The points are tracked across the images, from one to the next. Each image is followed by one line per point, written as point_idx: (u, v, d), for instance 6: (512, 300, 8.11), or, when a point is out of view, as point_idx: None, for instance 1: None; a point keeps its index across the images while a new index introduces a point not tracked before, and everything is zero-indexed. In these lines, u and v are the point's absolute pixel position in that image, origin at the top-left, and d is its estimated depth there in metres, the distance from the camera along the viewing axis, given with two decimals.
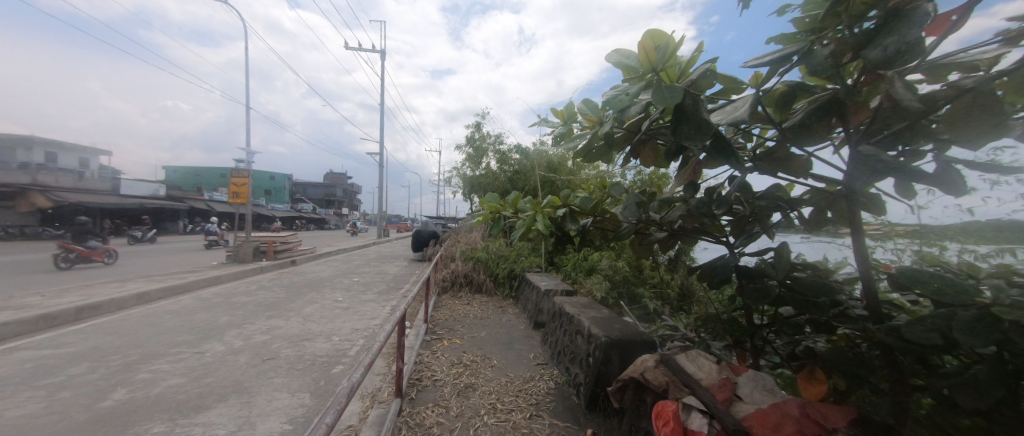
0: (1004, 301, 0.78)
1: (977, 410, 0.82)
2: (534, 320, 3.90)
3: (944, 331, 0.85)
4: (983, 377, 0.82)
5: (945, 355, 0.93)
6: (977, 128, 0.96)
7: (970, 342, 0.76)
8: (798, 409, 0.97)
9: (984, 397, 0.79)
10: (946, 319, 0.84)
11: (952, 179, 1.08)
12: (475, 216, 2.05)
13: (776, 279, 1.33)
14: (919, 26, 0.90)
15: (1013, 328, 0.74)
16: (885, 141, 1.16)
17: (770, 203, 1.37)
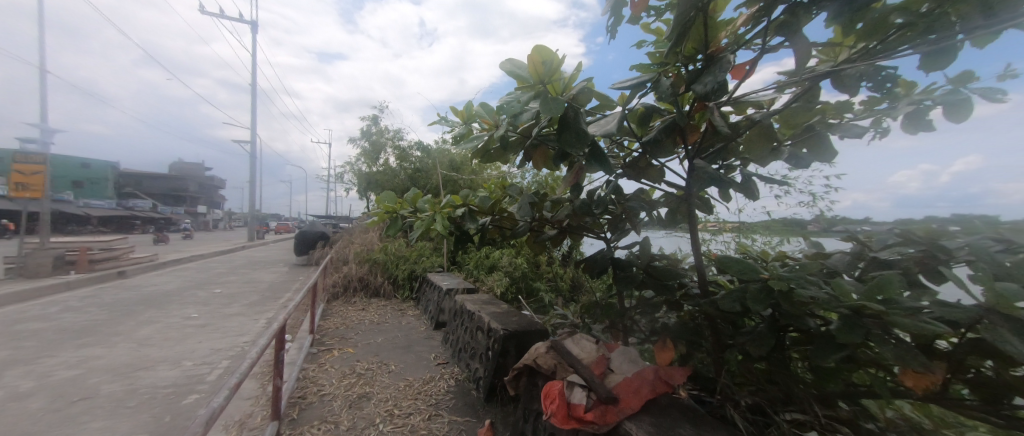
0: (775, 275, 1.08)
1: (762, 356, 1.11)
2: (435, 320, 3.84)
3: (743, 300, 1.13)
4: (765, 332, 1.12)
5: (745, 319, 1.24)
6: (764, 150, 1.29)
7: (755, 307, 1.03)
8: (653, 373, 1.19)
9: (765, 346, 1.08)
10: (744, 291, 1.12)
11: (750, 188, 1.43)
12: (369, 216, 1.93)
13: (640, 267, 1.58)
14: (727, 70, 1.16)
15: (780, 295, 1.02)
16: (711, 156, 1.47)
17: (636, 204, 1.62)
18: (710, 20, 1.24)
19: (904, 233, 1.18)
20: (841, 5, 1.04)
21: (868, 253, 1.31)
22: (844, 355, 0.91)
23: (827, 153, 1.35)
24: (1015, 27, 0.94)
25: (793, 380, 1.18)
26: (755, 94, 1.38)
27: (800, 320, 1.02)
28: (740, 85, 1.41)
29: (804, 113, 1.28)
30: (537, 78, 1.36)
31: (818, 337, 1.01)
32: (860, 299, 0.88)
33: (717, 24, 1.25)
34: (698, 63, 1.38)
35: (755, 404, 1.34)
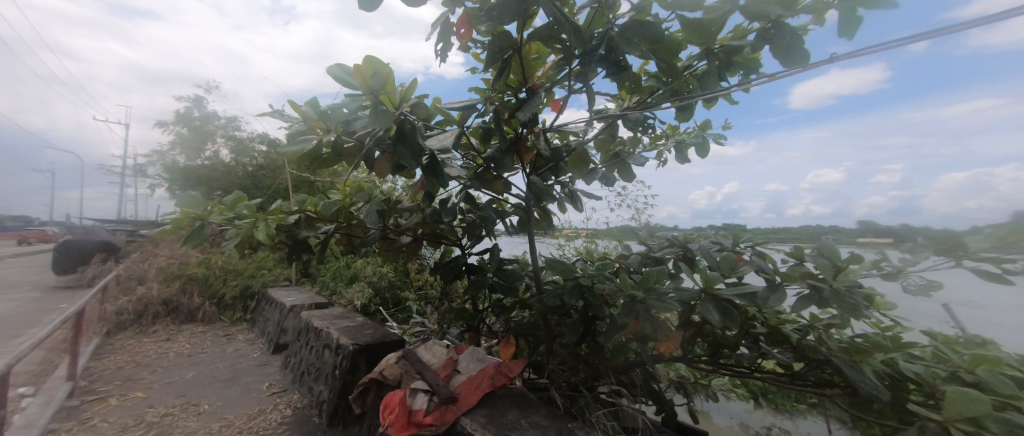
0: (584, 273, 1.33)
1: (575, 340, 1.37)
2: (274, 343, 3.30)
3: (560, 295, 1.37)
4: (576, 322, 1.38)
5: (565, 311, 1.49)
6: (583, 171, 1.57)
7: (568, 300, 1.27)
8: (494, 368, 1.33)
9: (576, 331, 1.34)
10: (561, 288, 1.35)
11: (576, 202, 1.69)
12: (163, 223, 1.56)
13: (489, 271, 1.72)
14: (540, 102, 1.33)
15: (586, 289, 1.29)
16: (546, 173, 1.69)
17: (487, 213, 1.73)
18: (527, 59, 1.43)
19: (671, 240, 1.70)
20: (611, 68, 1.33)
21: (650, 254, 1.74)
22: (622, 332, 1.21)
23: (627, 174, 1.72)
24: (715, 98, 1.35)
25: (599, 358, 1.49)
26: (570, 124, 1.64)
27: (598, 308, 1.30)
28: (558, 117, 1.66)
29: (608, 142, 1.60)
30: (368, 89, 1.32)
31: (609, 320, 1.30)
32: (633, 289, 1.19)
33: (533, 63, 1.45)
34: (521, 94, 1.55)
35: (574, 382, 1.64)
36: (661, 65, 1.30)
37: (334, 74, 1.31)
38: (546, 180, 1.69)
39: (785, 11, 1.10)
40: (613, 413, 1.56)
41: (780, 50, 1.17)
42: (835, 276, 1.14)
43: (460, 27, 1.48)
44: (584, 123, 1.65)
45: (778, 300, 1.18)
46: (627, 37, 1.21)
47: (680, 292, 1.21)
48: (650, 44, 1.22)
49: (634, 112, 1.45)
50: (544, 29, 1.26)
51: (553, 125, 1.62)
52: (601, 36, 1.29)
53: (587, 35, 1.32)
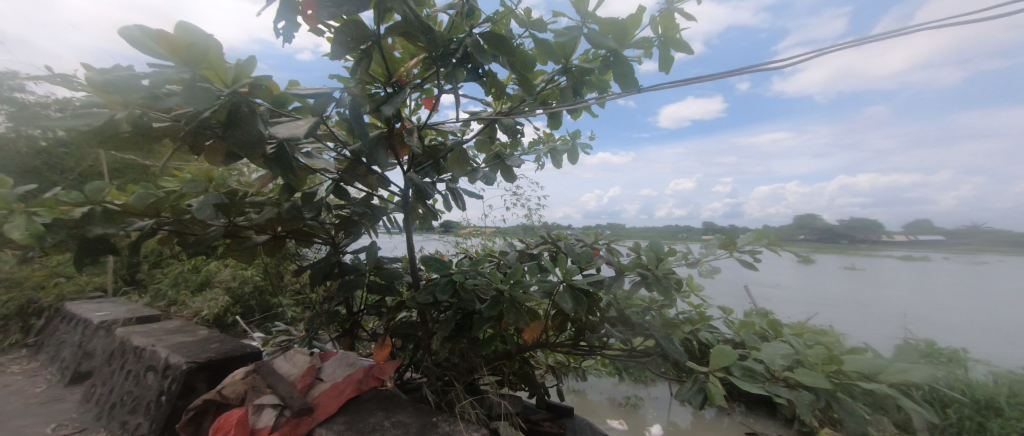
0: (458, 270, 1.40)
1: (447, 335, 1.45)
2: (74, 371, 2.54)
3: (434, 292, 1.43)
4: (450, 318, 1.47)
5: (440, 307, 1.54)
6: (462, 170, 1.60)
7: (442, 297, 1.35)
8: (361, 373, 1.32)
9: (448, 326, 1.43)
10: (436, 285, 1.41)
11: (458, 199, 1.70)
12: None
13: (365, 270, 1.64)
14: (405, 95, 1.30)
15: (459, 285, 1.37)
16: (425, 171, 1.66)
17: (361, 208, 1.62)
18: (386, 54, 1.41)
19: (545, 237, 1.89)
20: (472, 76, 1.38)
21: (526, 251, 1.89)
22: (490, 323, 1.32)
23: (508, 175, 1.83)
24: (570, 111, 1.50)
25: (473, 350, 1.61)
26: (445, 122, 1.64)
27: (470, 302, 1.39)
28: (431, 115, 1.64)
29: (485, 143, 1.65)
30: (186, 60, 1.11)
31: (480, 313, 1.42)
32: (500, 283, 1.32)
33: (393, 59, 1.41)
34: (388, 89, 1.49)
35: (447, 377, 1.72)
36: (518, 78, 1.39)
37: (128, 40, 1.07)
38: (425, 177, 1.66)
39: (618, 45, 1.30)
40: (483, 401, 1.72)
41: (617, 77, 1.36)
42: (657, 265, 1.42)
43: (303, 7, 1.33)
44: (460, 122, 1.66)
45: (612, 287, 1.43)
46: (483, 48, 1.27)
47: (543, 284, 1.37)
48: (506, 56, 1.29)
49: (508, 116, 1.54)
50: (399, 25, 1.23)
51: (428, 122, 1.60)
52: (458, 42, 1.32)
53: (446, 39, 1.34)
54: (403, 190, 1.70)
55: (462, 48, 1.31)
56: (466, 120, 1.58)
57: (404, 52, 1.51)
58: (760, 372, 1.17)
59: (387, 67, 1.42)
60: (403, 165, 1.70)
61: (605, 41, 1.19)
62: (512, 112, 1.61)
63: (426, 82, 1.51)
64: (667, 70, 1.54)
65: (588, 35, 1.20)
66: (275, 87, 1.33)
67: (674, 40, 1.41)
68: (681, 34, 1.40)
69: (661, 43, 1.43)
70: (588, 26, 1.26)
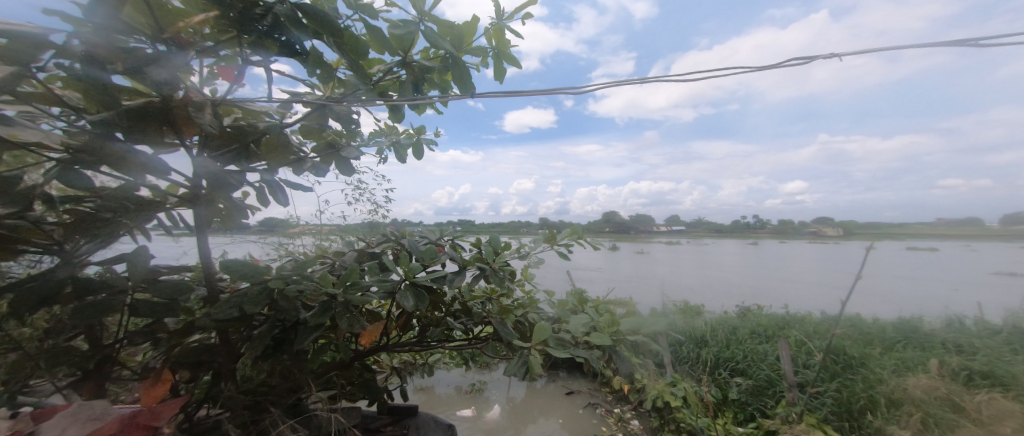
0: (275, 275, 1.19)
1: (257, 355, 1.24)
2: None
3: (239, 305, 1.18)
4: (263, 335, 1.26)
5: (247, 322, 1.29)
6: (281, 158, 1.35)
7: (252, 309, 1.13)
8: (118, 424, 1.00)
9: (257, 346, 1.23)
10: (241, 296, 1.17)
11: (278, 192, 1.43)
12: None
13: (124, 286, 1.19)
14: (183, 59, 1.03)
15: (275, 294, 1.18)
16: (226, 157, 1.32)
17: (115, 202, 1.15)
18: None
19: (386, 235, 1.81)
20: (287, 50, 1.19)
21: (366, 250, 1.75)
22: (315, 333, 1.20)
23: (344, 168, 1.65)
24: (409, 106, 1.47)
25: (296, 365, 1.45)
26: (254, 100, 1.35)
27: (291, 312, 1.22)
28: (234, 87, 1.32)
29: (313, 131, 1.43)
30: None
31: (304, 323, 1.26)
32: (331, 287, 1.20)
33: (165, 8, 1.07)
34: (159, 46, 1.13)
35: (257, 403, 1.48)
36: (349, 63, 1.26)
37: None
38: (227, 166, 1.33)
39: (455, 49, 1.35)
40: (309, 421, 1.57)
41: (456, 79, 1.42)
42: (494, 259, 1.55)
43: None
44: (277, 102, 1.40)
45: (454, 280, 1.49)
46: (300, 22, 1.10)
47: (383, 284, 1.31)
48: (332, 36, 1.15)
49: (338, 104, 1.40)
50: None
51: (229, 97, 1.29)
52: (265, 7, 1.09)
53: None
54: (192, 179, 1.32)
55: (271, 15, 1.09)
56: (284, 100, 1.34)
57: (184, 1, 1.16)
58: (567, 339, 1.42)
59: (154, 17, 1.06)
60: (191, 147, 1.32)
61: (441, 42, 1.22)
62: (344, 98, 1.46)
63: (222, 46, 1.21)
64: (500, 79, 1.68)
65: (425, 32, 1.20)
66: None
67: (506, 54, 1.56)
68: (511, 49, 1.56)
69: (495, 55, 1.55)
70: (425, 23, 1.25)
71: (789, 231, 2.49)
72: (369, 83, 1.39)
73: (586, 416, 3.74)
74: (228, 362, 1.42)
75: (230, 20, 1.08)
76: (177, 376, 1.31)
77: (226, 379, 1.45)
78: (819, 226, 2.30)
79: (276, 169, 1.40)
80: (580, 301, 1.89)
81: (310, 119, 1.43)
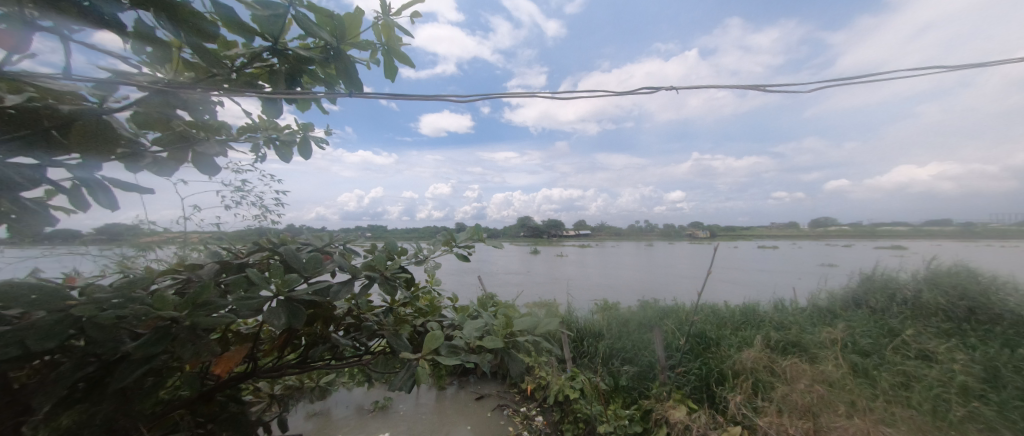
0: (81, 300, 0.94)
1: (50, 403, 0.98)
2: None
3: (22, 341, 0.91)
4: (64, 377, 1.01)
5: (32, 362, 0.99)
6: (101, 151, 1.08)
7: (41, 345, 0.88)
8: None
9: (52, 392, 0.99)
10: (23, 330, 0.90)
11: (103, 194, 1.15)
12: None
13: None
14: None
15: (80, 324, 0.94)
16: (8, 146, 1.00)
17: None
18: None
19: (260, 243, 1.58)
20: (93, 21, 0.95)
21: (231, 262, 1.50)
22: (145, 366, 1.00)
23: (204, 166, 1.42)
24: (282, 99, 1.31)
25: (126, 407, 1.23)
26: (54, 75, 1.04)
27: (108, 343, 0.99)
28: (15, 56, 1.00)
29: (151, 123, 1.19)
30: None
31: (128, 356, 1.04)
32: (170, 309, 1.00)
33: None
34: None
35: None
36: (194, 46, 1.06)
37: None
38: (12, 157, 1.01)
39: (337, 40, 1.26)
40: None
41: (341, 72, 1.31)
42: (386, 266, 1.47)
43: None
44: (94, 82, 1.12)
45: (338, 292, 1.37)
46: None
47: (245, 301, 1.14)
48: (161, 9, 0.95)
49: (188, 90, 1.18)
50: None
51: (10, 70, 0.98)
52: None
53: None
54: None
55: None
56: (102, 79, 1.08)
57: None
58: (460, 346, 1.41)
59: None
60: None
61: (315, 31, 1.12)
62: (197, 84, 1.24)
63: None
64: (393, 77, 1.62)
65: (297, 19, 1.09)
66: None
67: (397, 51, 1.51)
68: (403, 48, 1.51)
69: (386, 51, 1.49)
70: (298, 9, 1.14)
71: (671, 233, 3.32)
72: (226, 70, 1.20)
73: (495, 418, 3.78)
74: (7, 421, 1.06)
75: None
76: None
77: None
78: (691, 228, 3.24)
79: (95, 164, 1.13)
80: (479, 304, 1.91)
81: (148, 107, 1.17)
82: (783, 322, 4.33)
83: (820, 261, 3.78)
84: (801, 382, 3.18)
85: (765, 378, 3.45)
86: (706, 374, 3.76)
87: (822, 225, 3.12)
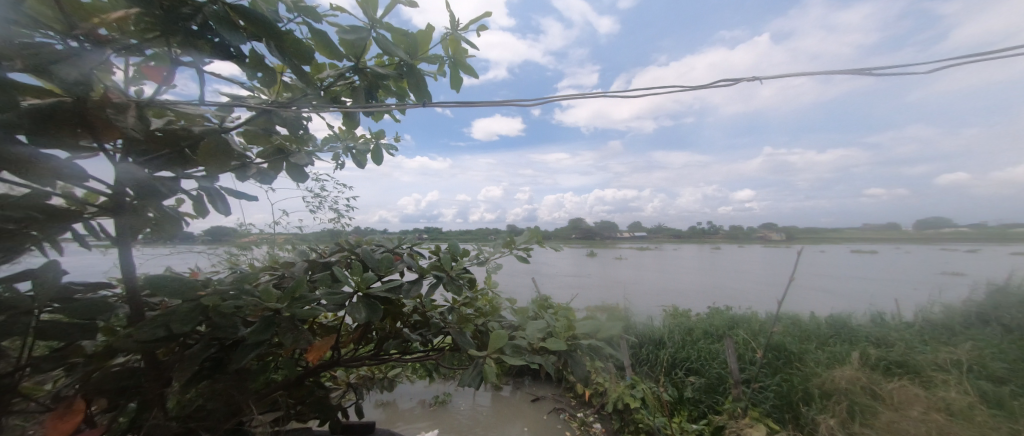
0: (209, 291, 1.11)
1: (185, 377, 1.17)
2: None
3: (167, 323, 1.09)
4: (195, 355, 1.20)
5: (173, 341, 1.19)
6: (221, 165, 1.27)
7: (181, 328, 1.05)
8: None
9: (186, 368, 1.17)
10: (168, 314, 1.08)
11: (221, 202, 1.34)
12: None
13: (30, 306, 1.06)
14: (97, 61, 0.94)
15: (208, 311, 1.11)
16: (157, 162, 1.22)
17: (26, 212, 1.07)
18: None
19: (341, 244, 1.74)
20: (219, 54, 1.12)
21: (317, 260, 1.68)
22: (257, 349, 1.16)
23: (296, 175, 1.59)
24: (364, 112, 1.44)
25: (238, 388, 1.42)
26: (188, 102, 1.25)
27: (229, 329, 1.16)
28: (162, 88, 1.21)
29: (257, 139, 1.37)
30: None
31: (242, 340, 1.20)
32: (275, 302, 1.14)
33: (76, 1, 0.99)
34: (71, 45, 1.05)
35: (186, 430, 1.38)
36: (294, 69, 1.21)
37: None
38: (157, 171, 1.22)
39: (411, 57, 1.34)
40: None
41: (413, 85, 1.40)
42: (452, 267, 1.54)
43: None
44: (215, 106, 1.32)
45: (408, 290, 1.46)
46: (233, 23, 1.04)
47: (332, 296, 1.27)
48: (273, 40, 1.10)
49: (286, 108, 1.34)
50: None
51: (158, 99, 1.19)
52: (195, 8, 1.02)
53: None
54: (114, 187, 1.19)
55: (202, 14, 1.03)
56: (222, 103, 1.27)
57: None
58: (523, 346, 1.43)
59: (60, 10, 0.98)
60: (112, 151, 1.21)
61: (393, 50, 1.20)
62: (293, 103, 1.40)
63: (147, 43, 1.11)
64: (458, 88, 1.69)
65: (378, 40, 1.18)
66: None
67: (463, 63, 1.57)
68: (468, 59, 1.57)
69: (452, 63, 1.56)
70: (378, 30, 1.24)
71: (739, 235, 3.06)
72: (317, 89, 1.34)
73: (551, 421, 3.76)
74: (154, 389, 1.27)
75: (155, 19, 1.01)
76: (90, 407, 1.18)
77: (153, 407, 1.31)
78: (764, 231, 2.97)
79: (215, 176, 1.33)
80: (540, 308, 1.92)
81: (255, 125, 1.35)
82: (885, 338, 3.91)
83: (938, 267, 2.67)
84: (913, 409, 2.60)
85: (863, 401, 2.97)
86: (787, 392, 3.48)
87: (933, 226, 2.63)
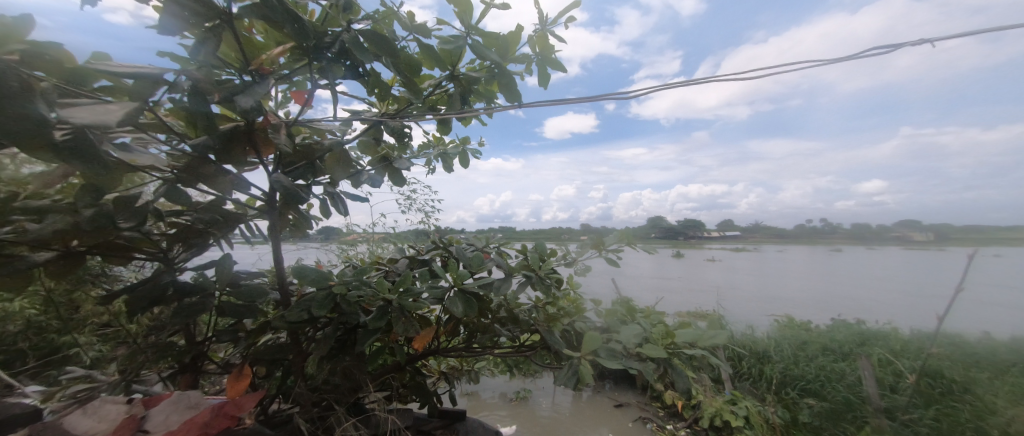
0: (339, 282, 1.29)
1: (320, 355, 1.38)
2: None
3: (308, 308, 1.30)
4: (327, 336, 1.40)
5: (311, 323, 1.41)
6: (343, 172, 1.46)
7: (319, 312, 1.24)
8: (209, 414, 1.12)
9: (321, 347, 1.38)
10: (309, 300, 1.28)
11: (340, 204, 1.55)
12: None
13: (216, 289, 1.36)
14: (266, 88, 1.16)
15: (338, 299, 1.29)
16: (296, 173, 1.45)
17: (212, 216, 1.37)
18: (240, 36, 1.23)
19: (436, 242, 1.87)
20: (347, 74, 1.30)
21: (417, 257, 1.84)
22: (375, 334, 1.31)
23: (397, 179, 1.76)
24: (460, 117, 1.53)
25: (358, 368, 1.64)
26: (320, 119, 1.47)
27: (353, 315, 1.33)
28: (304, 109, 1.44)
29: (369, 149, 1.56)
30: None
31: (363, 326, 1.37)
32: (388, 293, 1.28)
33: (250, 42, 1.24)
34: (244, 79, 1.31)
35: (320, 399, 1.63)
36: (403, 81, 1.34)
37: None
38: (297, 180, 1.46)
39: (502, 60, 1.39)
40: (370, 420, 1.72)
41: (502, 87, 1.45)
42: (540, 266, 1.57)
43: None
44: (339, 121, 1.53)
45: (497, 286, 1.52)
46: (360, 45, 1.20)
47: (434, 290, 1.37)
48: (389, 57, 1.24)
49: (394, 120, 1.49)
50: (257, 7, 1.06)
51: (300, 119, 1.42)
52: (333, 37, 1.23)
53: (319, 32, 1.22)
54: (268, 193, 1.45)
55: (339, 42, 1.22)
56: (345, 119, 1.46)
57: (264, 36, 1.33)
58: (619, 351, 1.39)
59: (241, 51, 1.23)
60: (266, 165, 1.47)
61: (488, 54, 1.26)
62: (399, 114, 1.56)
63: (296, 72, 1.33)
64: (545, 86, 1.70)
65: (474, 46, 1.25)
66: (69, 58, 1.02)
67: (550, 60, 1.58)
68: (555, 56, 1.57)
69: (539, 62, 1.58)
70: (472, 37, 1.31)
71: (866, 233, 2.06)
72: (421, 98, 1.47)
73: (636, 430, 3.58)
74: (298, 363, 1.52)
75: (303, 50, 1.21)
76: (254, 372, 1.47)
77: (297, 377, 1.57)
78: (904, 230, 2.00)
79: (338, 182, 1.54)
80: (629, 311, 1.84)
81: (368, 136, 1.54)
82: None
83: None
84: None
85: None
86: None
87: None
